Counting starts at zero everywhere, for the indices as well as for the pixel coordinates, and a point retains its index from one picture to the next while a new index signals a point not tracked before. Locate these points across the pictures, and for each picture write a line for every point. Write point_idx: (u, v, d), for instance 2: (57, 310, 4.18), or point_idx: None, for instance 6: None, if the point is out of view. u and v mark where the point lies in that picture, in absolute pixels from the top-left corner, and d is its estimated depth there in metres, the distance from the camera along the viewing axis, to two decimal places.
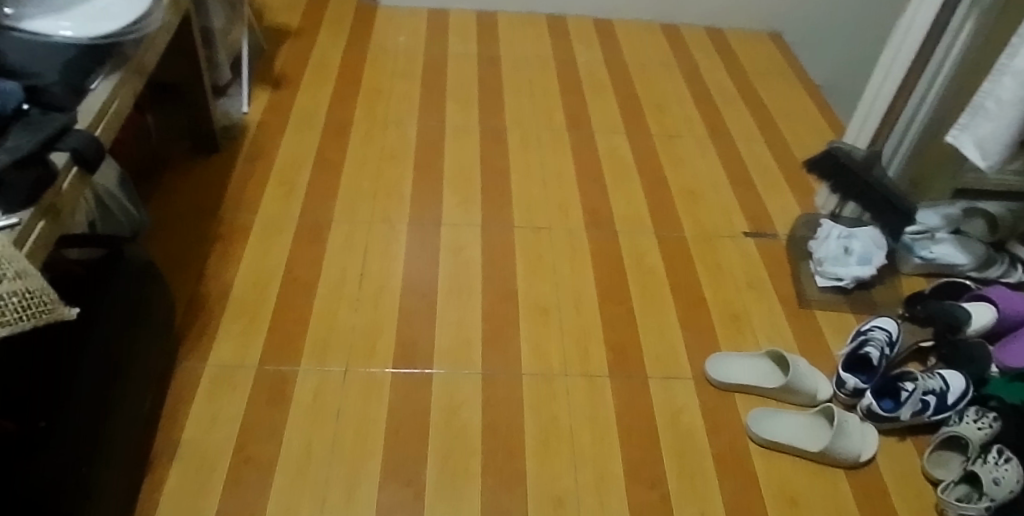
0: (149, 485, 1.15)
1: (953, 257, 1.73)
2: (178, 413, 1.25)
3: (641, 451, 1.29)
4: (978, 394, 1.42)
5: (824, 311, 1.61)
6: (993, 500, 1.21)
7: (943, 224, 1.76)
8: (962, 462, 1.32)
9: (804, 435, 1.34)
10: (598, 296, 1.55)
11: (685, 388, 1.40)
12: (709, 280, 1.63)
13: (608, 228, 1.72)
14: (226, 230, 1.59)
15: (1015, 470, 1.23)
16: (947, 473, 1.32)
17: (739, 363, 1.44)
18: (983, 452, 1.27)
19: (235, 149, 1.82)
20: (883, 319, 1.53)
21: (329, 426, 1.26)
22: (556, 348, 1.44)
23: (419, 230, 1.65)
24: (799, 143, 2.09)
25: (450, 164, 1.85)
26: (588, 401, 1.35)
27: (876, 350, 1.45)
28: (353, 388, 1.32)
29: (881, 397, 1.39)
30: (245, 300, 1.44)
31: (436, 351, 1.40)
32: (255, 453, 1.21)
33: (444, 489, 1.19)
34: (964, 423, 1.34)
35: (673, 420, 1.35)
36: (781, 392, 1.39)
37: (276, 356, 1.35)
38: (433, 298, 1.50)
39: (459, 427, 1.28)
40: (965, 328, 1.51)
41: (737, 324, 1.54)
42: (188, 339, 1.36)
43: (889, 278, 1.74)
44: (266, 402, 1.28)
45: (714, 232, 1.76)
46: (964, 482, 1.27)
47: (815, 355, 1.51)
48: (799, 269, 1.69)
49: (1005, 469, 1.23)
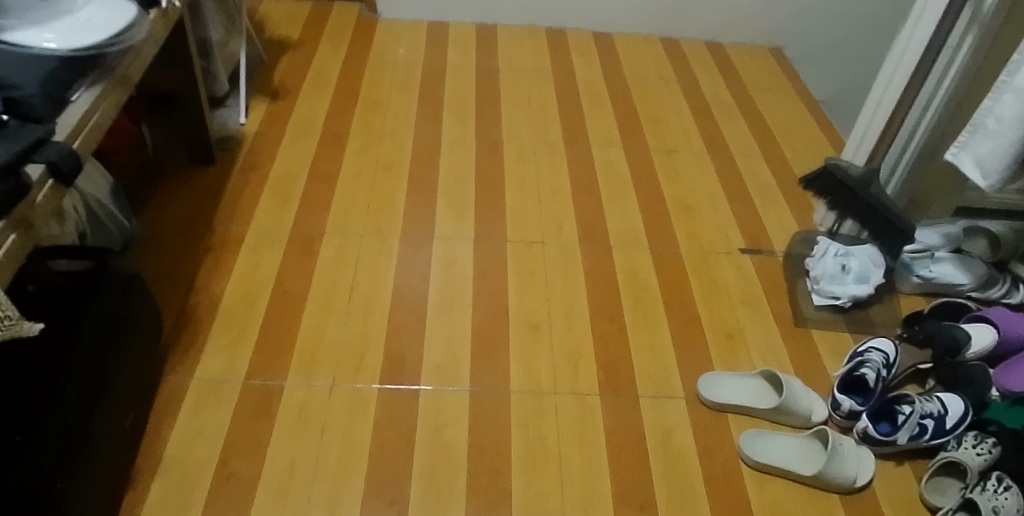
0: (130, 500, 1.14)
1: (953, 276, 1.70)
2: (161, 427, 1.24)
3: (630, 472, 1.27)
4: (977, 419, 1.39)
5: (820, 330, 1.59)
6: None
7: (943, 242, 1.73)
8: (960, 489, 1.30)
9: (798, 458, 1.31)
10: (590, 313, 1.54)
11: (676, 408, 1.39)
12: (704, 298, 1.61)
13: (603, 244, 1.71)
14: (218, 242, 1.58)
15: (1015, 499, 1.21)
16: (945, 501, 1.29)
17: (733, 383, 1.43)
18: (982, 479, 1.25)
19: (230, 159, 1.82)
20: (880, 340, 1.50)
21: (313, 442, 1.24)
22: (546, 365, 1.42)
23: (411, 243, 1.64)
24: (798, 159, 2.08)
25: (444, 177, 1.85)
26: (577, 420, 1.33)
27: (872, 372, 1.42)
28: (339, 404, 1.30)
29: (877, 420, 1.36)
30: (234, 313, 1.44)
31: (425, 367, 1.39)
32: (238, 469, 1.20)
33: (428, 508, 1.18)
34: (962, 449, 1.31)
35: (664, 441, 1.33)
36: (774, 414, 1.37)
37: (263, 369, 1.34)
38: (423, 313, 1.49)
39: (445, 444, 1.27)
40: (965, 350, 1.48)
41: (731, 343, 1.52)
42: (175, 352, 1.35)
43: (887, 297, 1.71)
44: (250, 416, 1.27)
45: (709, 249, 1.74)
46: (962, 509, 1.24)
47: (810, 375, 1.49)
48: (796, 287, 1.67)
49: (1004, 498, 1.20)
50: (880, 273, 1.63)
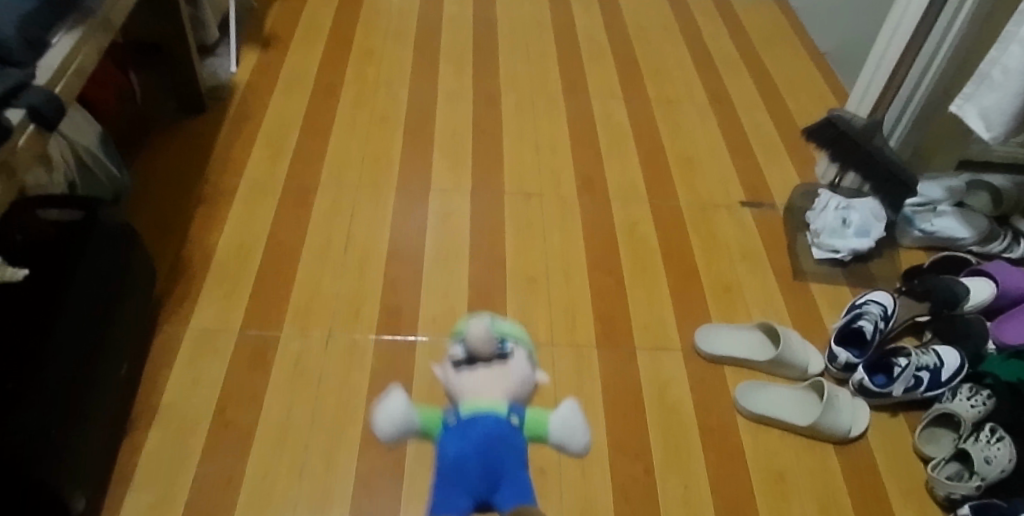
0: (128, 448, 1.16)
1: (954, 231, 1.70)
2: (157, 375, 1.24)
3: (626, 422, 1.29)
4: (973, 371, 1.40)
5: (819, 283, 1.59)
6: (984, 479, 1.21)
7: (947, 195, 1.72)
8: (953, 439, 1.33)
9: (794, 409, 1.33)
10: (588, 265, 1.53)
11: (673, 359, 1.39)
12: (703, 249, 1.60)
13: (602, 196, 1.69)
14: (211, 193, 1.56)
15: (1008, 449, 1.23)
16: (938, 450, 1.33)
17: (729, 335, 1.43)
18: (976, 430, 1.28)
19: (223, 108, 1.79)
20: (878, 293, 1.52)
21: (311, 390, 1.25)
22: (543, 317, 1.42)
23: (407, 195, 1.62)
24: (801, 110, 2.04)
25: (441, 128, 1.82)
26: (574, 371, 1.34)
27: (870, 323, 1.44)
28: (336, 352, 1.31)
29: (873, 373, 1.40)
30: (228, 263, 1.43)
31: (421, 318, 1.38)
32: (235, 417, 1.21)
33: (425, 457, 1.20)
34: (957, 400, 1.35)
35: (660, 393, 1.34)
36: (771, 366, 1.38)
37: (259, 319, 1.34)
38: (420, 264, 1.48)
39: (441, 394, 1.27)
40: (963, 304, 1.49)
41: (729, 296, 1.52)
42: (169, 301, 1.35)
43: (887, 251, 1.73)
44: (246, 367, 1.27)
45: (709, 201, 1.72)
46: (954, 459, 1.28)
47: (808, 328, 1.50)
48: (795, 241, 1.67)
49: (997, 448, 1.23)
50: (881, 228, 1.63)
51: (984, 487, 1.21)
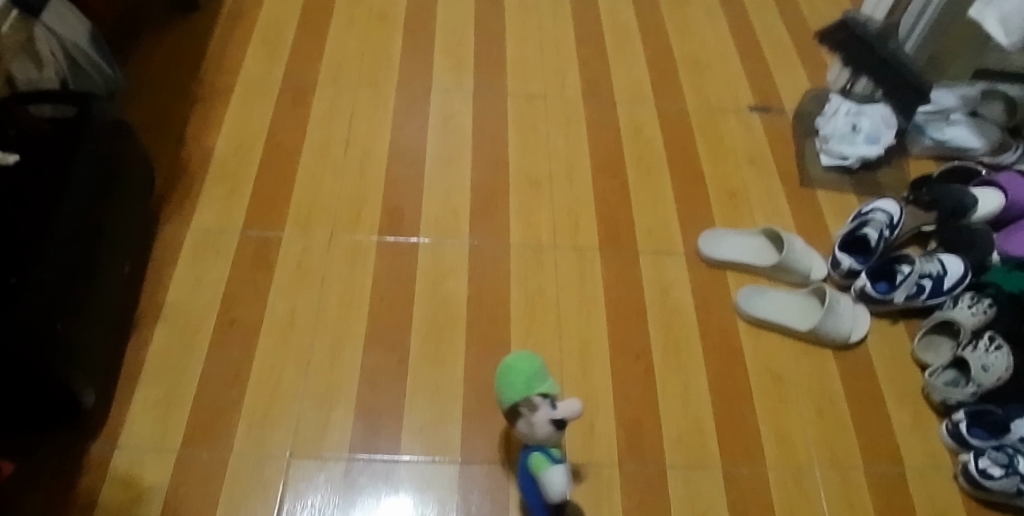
0: (135, 344, 1.17)
1: (965, 140, 1.67)
2: (161, 273, 1.25)
3: (628, 323, 1.30)
4: (976, 281, 1.40)
5: (826, 190, 1.57)
6: (979, 385, 1.24)
7: (960, 104, 1.69)
8: (952, 347, 1.34)
9: (794, 314, 1.34)
10: (592, 168, 1.50)
11: (675, 263, 1.39)
12: (709, 154, 1.58)
13: (607, 99, 1.65)
14: (207, 92, 1.53)
15: (1006, 357, 1.24)
16: (935, 358, 1.34)
17: (733, 240, 1.42)
18: (975, 338, 1.28)
19: (216, 5, 1.73)
20: (886, 201, 1.48)
21: (314, 290, 1.26)
22: (546, 220, 1.41)
23: (408, 96, 1.59)
24: (814, 12, 1.97)
25: (441, 27, 1.76)
26: (576, 272, 1.34)
27: (874, 231, 1.42)
28: (338, 253, 1.31)
29: (876, 280, 1.40)
30: (226, 164, 1.41)
31: (423, 219, 1.38)
32: (240, 315, 1.22)
33: (428, 355, 1.21)
34: (958, 308, 1.35)
35: (662, 295, 1.35)
36: (774, 271, 1.38)
37: (260, 219, 1.34)
38: (421, 166, 1.46)
39: (443, 295, 1.28)
40: (970, 214, 1.47)
41: (734, 201, 1.50)
42: (169, 201, 1.34)
43: (896, 158, 1.69)
44: (249, 267, 1.27)
45: (717, 105, 1.68)
46: (952, 366, 1.29)
47: (812, 234, 1.49)
48: (803, 148, 1.63)
49: (995, 356, 1.24)
50: (891, 134, 1.60)
51: (979, 393, 1.24)
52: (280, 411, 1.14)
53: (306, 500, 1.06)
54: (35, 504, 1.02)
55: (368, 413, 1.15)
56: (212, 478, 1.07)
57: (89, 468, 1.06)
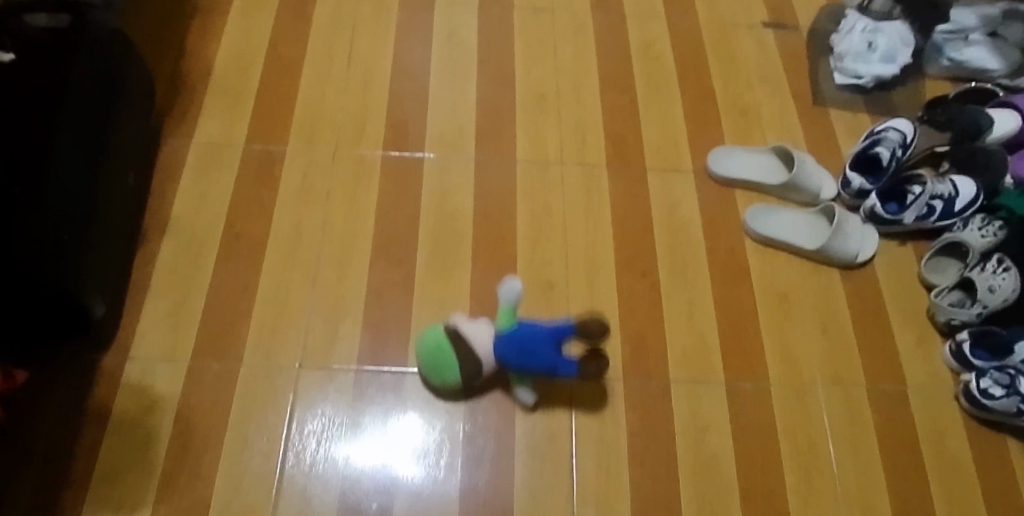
0: (142, 258, 1.18)
1: (984, 61, 1.62)
2: (165, 189, 1.24)
3: (634, 240, 1.29)
4: (987, 203, 1.39)
5: (839, 110, 1.53)
6: (984, 307, 1.24)
7: (980, 24, 1.63)
8: (959, 269, 1.33)
9: (802, 234, 1.33)
10: (600, 84, 1.47)
11: (683, 181, 1.38)
12: (721, 71, 1.54)
13: (616, 13, 1.60)
14: (206, 5, 1.49)
15: (1013, 279, 1.24)
16: (942, 279, 1.33)
17: (742, 159, 1.40)
18: (983, 261, 1.28)
19: None
20: (898, 120, 1.46)
21: (319, 206, 1.25)
22: (553, 136, 1.39)
23: (412, 9, 1.54)
24: None
25: None
26: (583, 189, 1.33)
27: (887, 151, 1.40)
28: (343, 168, 1.30)
29: (886, 201, 1.38)
30: (228, 79, 1.38)
31: (427, 135, 1.36)
32: (246, 230, 1.22)
33: (435, 270, 1.21)
34: (967, 230, 1.34)
35: (669, 213, 1.34)
36: (783, 190, 1.37)
37: (263, 135, 1.32)
38: (426, 80, 1.43)
39: (449, 211, 1.28)
40: (985, 136, 1.45)
41: (745, 119, 1.47)
42: (171, 116, 1.32)
43: (913, 78, 1.63)
44: (253, 182, 1.27)
45: (730, 21, 1.64)
46: (958, 288, 1.29)
47: (823, 154, 1.46)
48: (817, 65, 1.59)
49: (1002, 279, 1.24)
50: (906, 53, 1.58)
51: (983, 315, 1.24)
52: (288, 324, 1.15)
53: (316, 411, 1.08)
54: (52, 412, 1.05)
55: (375, 327, 1.16)
56: (223, 389, 1.09)
57: (101, 378, 1.08)
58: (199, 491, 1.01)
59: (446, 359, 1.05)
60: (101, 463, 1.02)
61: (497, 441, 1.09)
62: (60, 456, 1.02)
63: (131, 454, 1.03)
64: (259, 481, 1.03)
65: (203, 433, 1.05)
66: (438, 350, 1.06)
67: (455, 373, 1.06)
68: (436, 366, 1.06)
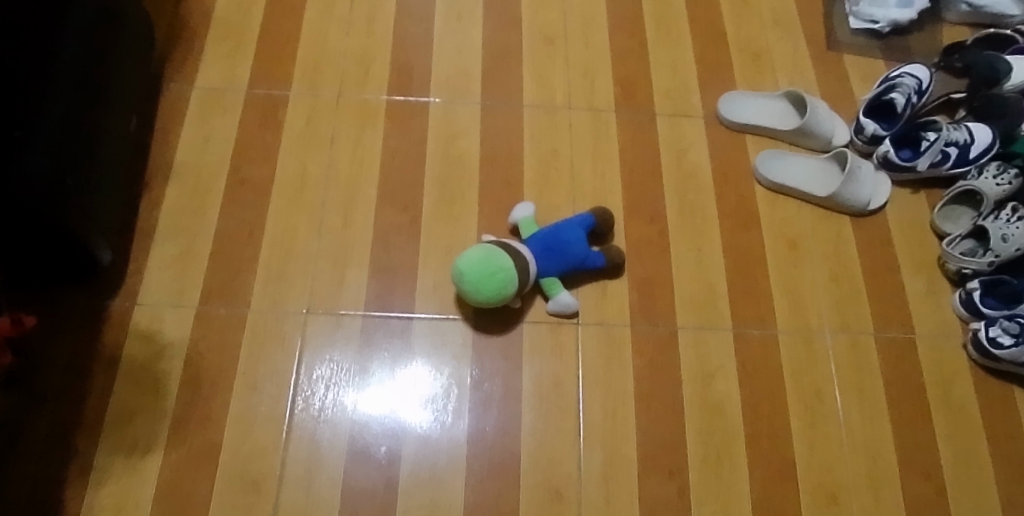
0: (148, 204, 1.17)
1: (1004, 6, 1.56)
2: (169, 135, 1.23)
3: (642, 186, 1.28)
4: (1003, 151, 1.35)
5: (854, 56, 1.50)
6: (997, 256, 1.22)
7: None
8: (972, 218, 1.31)
9: (814, 181, 1.31)
10: (610, 27, 1.44)
11: (693, 126, 1.35)
12: (733, 14, 1.51)
13: None
14: None
15: None
16: (955, 228, 1.31)
17: (754, 104, 1.37)
18: (997, 209, 1.26)
19: None
20: (914, 66, 1.43)
21: (324, 151, 1.24)
22: (560, 80, 1.36)
23: None
24: None
25: None
26: (591, 134, 1.31)
27: (901, 97, 1.37)
28: (348, 112, 1.28)
29: (899, 147, 1.35)
30: (229, 22, 1.36)
31: (433, 79, 1.34)
32: (251, 176, 1.21)
33: (441, 215, 1.21)
34: (982, 179, 1.30)
35: (678, 159, 1.32)
36: (795, 136, 1.34)
37: (266, 79, 1.30)
38: (431, 23, 1.40)
39: (456, 155, 1.26)
40: (1003, 82, 1.41)
41: (757, 63, 1.44)
42: (173, 61, 1.30)
43: (929, 24, 1.58)
44: (257, 128, 1.25)
45: None
46: (970, 237, 1.27)
47: (836, 99, 1.43)
48: (832, 9, 1.56)
49: (1015, 228, 1.22)
50: None
51: (996, 265, 1.23)
52: (295, 269, 1.14)
53: (325, 356, 1.09)
54: (63, 356, 1.05)
55: (382, 273, 1.15)
56: (231, 333, 1.09)
57: (111, 323, 1.08)
58: (210, 434, 1.02)
59: (503, 272, 1.05)
60: (113, 406, 1.03)
61: (505, 387, 1.09)
62: (73, 398, 1.03)
63: (142, 397, 1.04)
64: (269, 425, 1.04)
65: (213, 377, 1.06)
66: (491, 268, 1.05)
67: (514, 283, 1.06)
68: (495, 282, 1.04)
